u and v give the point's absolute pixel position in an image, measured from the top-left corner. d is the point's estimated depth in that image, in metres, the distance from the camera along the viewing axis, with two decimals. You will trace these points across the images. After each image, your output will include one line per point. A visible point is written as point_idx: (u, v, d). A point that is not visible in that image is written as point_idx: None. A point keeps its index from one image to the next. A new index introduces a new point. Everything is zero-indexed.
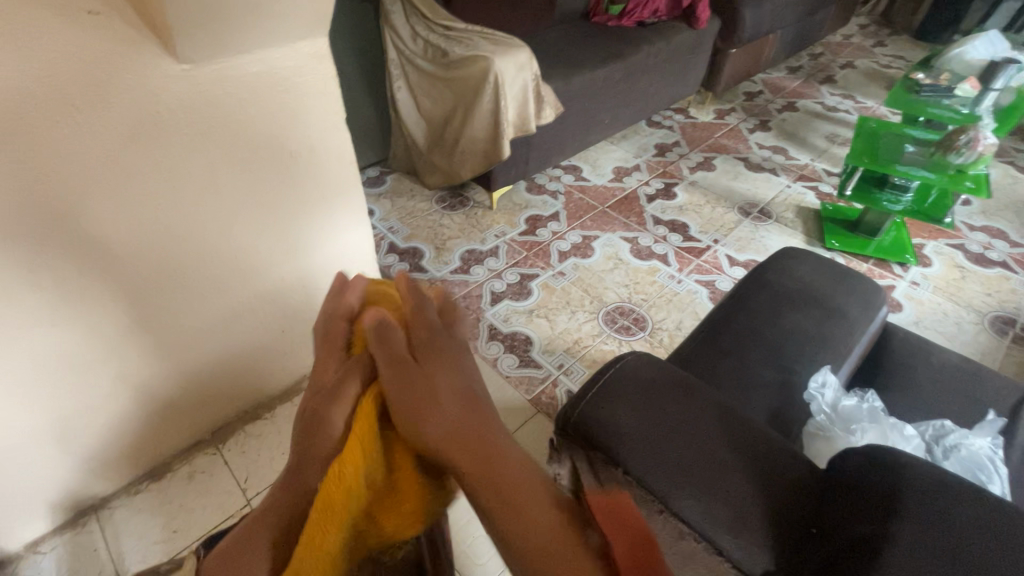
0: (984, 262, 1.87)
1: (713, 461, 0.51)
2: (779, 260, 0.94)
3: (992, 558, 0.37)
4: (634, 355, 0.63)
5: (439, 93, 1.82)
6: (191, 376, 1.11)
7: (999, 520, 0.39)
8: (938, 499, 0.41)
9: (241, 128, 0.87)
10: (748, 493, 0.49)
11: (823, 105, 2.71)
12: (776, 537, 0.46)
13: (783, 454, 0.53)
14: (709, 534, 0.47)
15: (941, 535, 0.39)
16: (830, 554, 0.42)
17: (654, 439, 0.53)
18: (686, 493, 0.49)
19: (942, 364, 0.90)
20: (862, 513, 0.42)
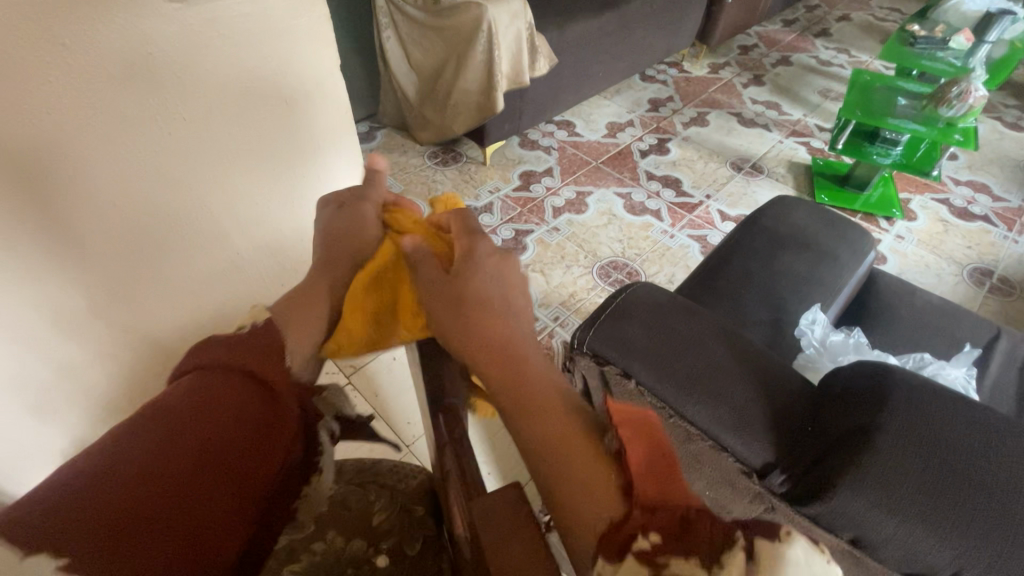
0: (967, 216, 1.92)
1: (719, 373, 0.54)
2: (775, 207, 0.95)
3: (966, 441, 0.41)
4: (641, 283, 0.65)
5: (430, 44, 1.77)
6: (193, 327, 1.12)
7: (975, 415, 0.44)
8: (919, 394, 0.45)
9: (237, 68, 0.85)
10: (747, 396, 0.53)
11: (817, 59, 2.68)
12: (776, 435, 0.50)
13: (779, 366, 0.56)
14: (715, 434, 0.51)
15: (926, 424, 0.42)
16: (824, 445, 0.46)
17: (664, 354, 0.56)
18: (693, 400, 0.53)
19: (923, 305, 0.94)
20: (857, 407, 0.46)
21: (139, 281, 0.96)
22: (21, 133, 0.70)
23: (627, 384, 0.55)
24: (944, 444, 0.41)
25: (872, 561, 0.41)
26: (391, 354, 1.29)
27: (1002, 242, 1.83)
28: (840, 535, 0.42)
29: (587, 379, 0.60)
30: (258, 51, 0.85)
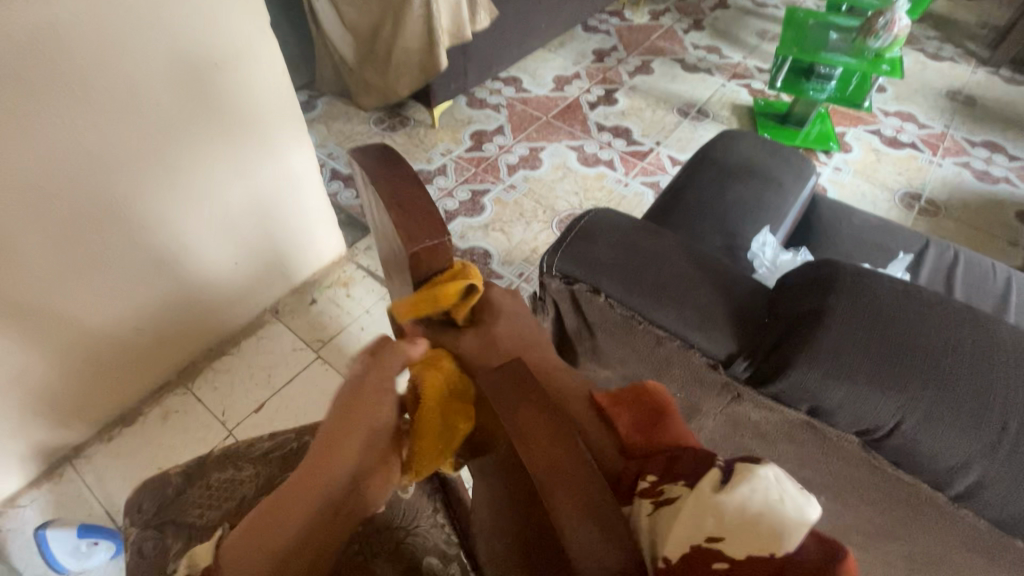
0: (896, 145, 2.03)
1: (683, 279, 0.56)
2: (723, 138, 0.98)
3: (902, 304, 0.43)
4: (600, 209, 0.65)
5: (363, 1, 1.68)
6: (145, 315, 1.07)
7: (914, 288, 0.45)
8: (865, 275, 0.45)
9: (161, 37, 0.81)
10: (711, 298, 0.54)
11: (753, 1, 2.72)
12: (738, 328, 0.52)
13: (738, 273, 0.59)
14: (683, 333, 0.53)
15: (869, 299, 0.43)
16: (779, 330, 0.48)
17: (630, 268, 0.57)
18: (661, 305, 0.54)
19: (861, 223, 1.00)
20: (805, 293, 0.47)
21: (83, 268, 0.92)
22: None
23: (598, 299, 0.57)
24: (891, 317, 0.42)
25: (829, 428, 0.43)
26: (359, 324, 1.33)
27: (928, 166, 1.96)
28: (799, 408, 0.44)
29: (559, 302, 0.62)
30: (180, 18, 0.81)
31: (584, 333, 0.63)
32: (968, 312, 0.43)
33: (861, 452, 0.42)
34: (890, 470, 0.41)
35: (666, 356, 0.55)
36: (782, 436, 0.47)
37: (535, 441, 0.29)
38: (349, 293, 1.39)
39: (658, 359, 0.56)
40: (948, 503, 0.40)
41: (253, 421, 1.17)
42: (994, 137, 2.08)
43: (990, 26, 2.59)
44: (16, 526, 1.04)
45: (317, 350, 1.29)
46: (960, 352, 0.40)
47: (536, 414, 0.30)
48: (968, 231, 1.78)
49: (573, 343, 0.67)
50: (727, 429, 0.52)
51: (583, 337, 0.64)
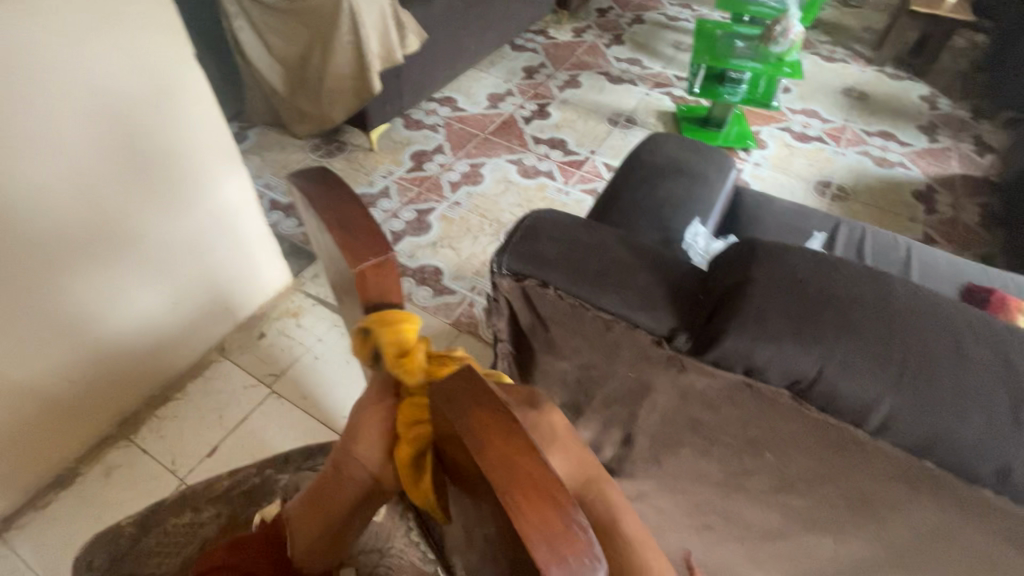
0: (805, 139, 2.22)
1: (623, 266, 0.60)
2: (650, 141, 1.05)
3: (809, 269, 0.48)
4: (541, 211, 0.68)
5: (289, 30, 1.68)
6: (76, 367, 1.00)
7: (821, 255, 0.50)
8: (779, 247, 0.50)
9: (76, 74, 0.78)
10: (650, 282, 0.58)
11: (666, 15, 2.90)
12: (676, 304, 0.56)
13: (673, 257, 0.63)
14: (628, 315, 0.56)
15: (785, 268, 0.48)
16: (711, 303, 0.52)
17: (574, 260, 0.61)
18: (606, 291, 0.58)
19: (780, 210, 1.10)
20: (732, 268, 0.51)
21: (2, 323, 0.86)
22: None
23: (547, 291, 0.60)
24: (801, 280, 0.47)
25: (764, 385, 0.47)
26: (312, 353, 1.30)
27: (834, 156, 2.15)
28: (736, 370, 0.47)
29: (512, 300, 0.65)
30: (96, 53, 0.79)
31: (538, 327, 0.66)
32: (869, 273, 0.48)
33: (792, 404, 0.46)
34: (818, 415, 0.45)
35: (615, 338, 0.58)
36: (725, 400, 0.51)
37: (491, 443, 0.28)
38: (299, 323, 1.35)
39: (609, 342, 0.59)
40: (868, 438, 0.44)
41: (206, 466, 1.11)
42: (886, 126, 2.32)
43: (872, 30, 2.89)
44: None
45: (269, 385, 1.24)
46: (863, 304, 0.45)
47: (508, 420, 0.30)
48: (875, 211, 1.96)
49: (530, 340, 0.70)
50: (678, 403, 0.56)
51: (538, 332, 0.67)
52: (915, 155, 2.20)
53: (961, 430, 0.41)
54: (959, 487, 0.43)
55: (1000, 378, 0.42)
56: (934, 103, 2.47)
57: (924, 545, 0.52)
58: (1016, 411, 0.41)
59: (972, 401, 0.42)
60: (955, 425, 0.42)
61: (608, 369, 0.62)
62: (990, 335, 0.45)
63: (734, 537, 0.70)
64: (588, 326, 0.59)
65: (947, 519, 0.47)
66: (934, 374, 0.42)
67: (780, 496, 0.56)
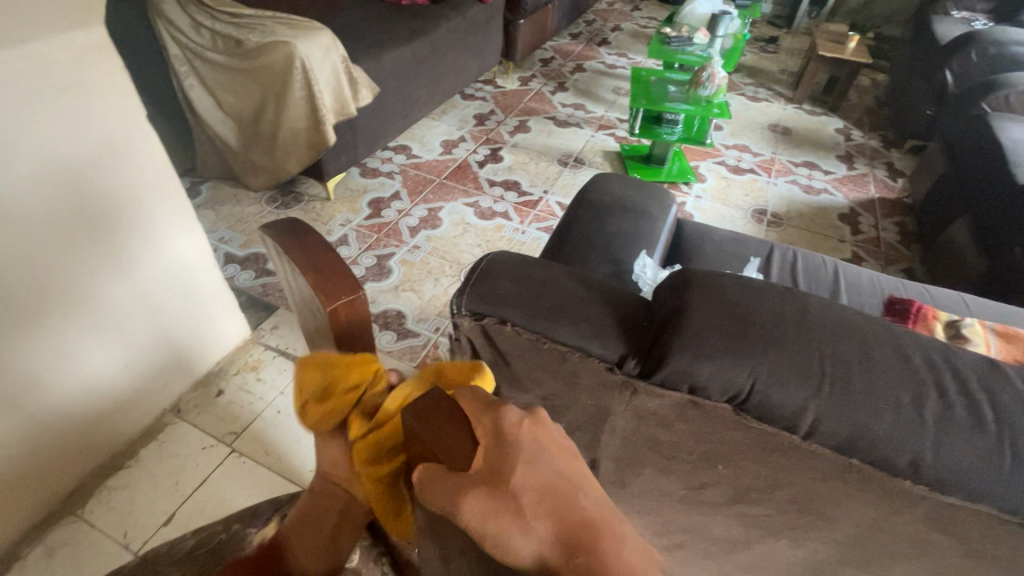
0: (740, 171, 2.40)
1: (576, 299, 0.64)
2: (597, 181, 1.13)
3: (738, 291, 0.54)
4: (497, 252, 0.73)
5: (241, 87, 1.71)
6: (17, 439, 0.95)
7: (751, 278, 0.56)
8: (713, 273, 0.56)
9: (27, 137, 0.78)
10: (602, 312, 0.62)
11: (605, 64, 3.12)
12: (626, 333, 0.60)
13: (623, 290, 0.68)
14: (582, 344, 0.60)
15: (717, 289, 0.53)
16: (655, 328, 0.56)
17: (529, 296, 0.64)
18: (560, 324, 0.61)
19: (720, 237, 1.19)
20: (669, 295, 0.58)
21: None
22: None
23: (504, 326, 0.63)
24: (730, 301, 0.52)
25: (705, 400, 0.50)
26: (274, 407, 1.27)
27: (767, 186, 2.33)
28: (681, 389, 0.51)
29: (473, 339, 0.67)
30: (46, 116, 0.79)
31: (497, 362, 0.69)
32: (795, 292, 0.55)
33: (732, 415, 0.50)
34: (756, 424, 0.50)
35: (572, 367, 0.61)
36: (677, 417, 0.54)
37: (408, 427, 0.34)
38: (259, 376, 1.33)
39: (567, 371, 0.61)
40: (801, 441, 0.48)
41: (162, 536, 1.05)
42: (810, 157, 2.54)
43: (788, 72, 3.20)
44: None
45: (229, 444, 1.20)
46: (789, 316, 0.51)
47: (457, 425, 0.34)
48: (808, 235, 2.12)
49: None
50: (635, 424, 0.58)
51: (501, 368, 0.70)
52: (836, 182, 2.41)
53: (877, 426, 0.46)
54: (885, 479, 0.47)
55: (906, 380, 0.48)
56: (848, 135, 2.73)
57: (869, 539, 0.56)
58: (920, 409, 0.47)
59: (885, 401, 0.47)
60: (873, 424, 0.46)
61: (570, 398, 0.65)
62: (900, 345, 0.51)
63: (703, 552, 0.73)
64: (546, 358, 0.62)
65: (882, 512, 0.51)
66: (849, 376, 0.48)
67: (737, 506, 0.60)
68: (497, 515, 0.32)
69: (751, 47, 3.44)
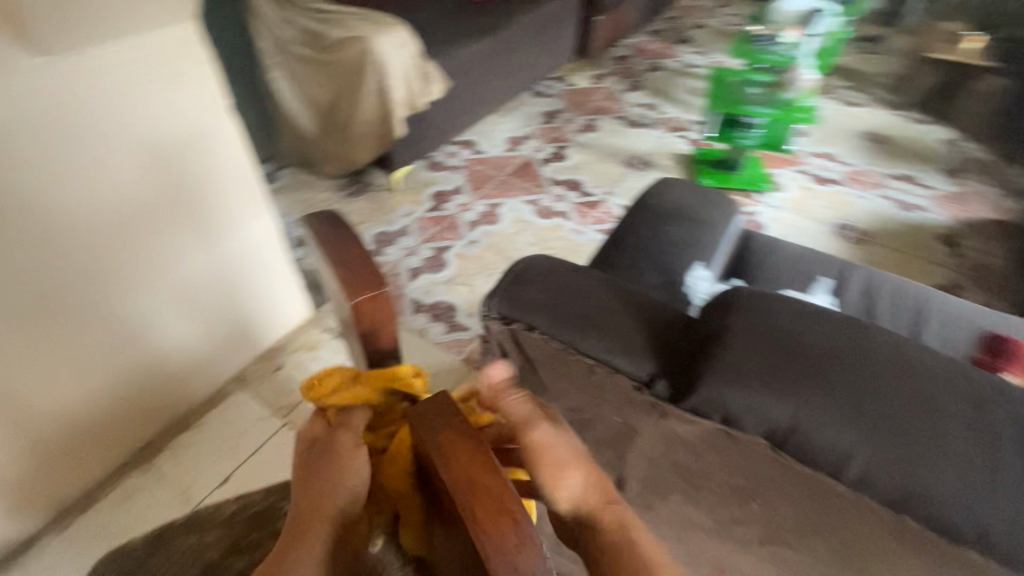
0: (824, 182, 2.22)
1: (607, 311, 0.65)
2: (657, 186, 1.08)
3: (786, 317, 0.52)
4: (535, 256, 0.74)
5: (321, 79, 1.80)
6: (102, 392, 1.06)
7: (803, 302, 0.55)
8: (762, 296, 0.55)
9: (125, 120, 0.87)
10: (631, 326, 0.63)
11: (683, 63, 3.00)
12: (655, 352, 0.61)
13: (661, 302, 0.68)
14: (608, 359, 0.61)
15: (763, 314, 0.53)
16: (694, 347, 0.57)
17: (560, 304, 0.66)
18: (589, 337, 0.63)
19: (789, 253, 1.11)
20: (711, 312, 0.57)
21: (31, 350, 0.91)
22: None
23: (533, 334, 0.64)
24: (780, 328, 0.51)
25: (743, 435, 0.49)
26: None
27: (854, 199, 2.14)
28: (714, 418, 0.50)
29: (503, 342, 0.69)
30: (141, 102, 0.88)
31: (526, 367, 0.68)
32: (849, 322, 0.52)
33: (771, 454, 0.48)
34: (798, 466, 0.47)
35: (600, 381, 0.60)
36: (707, 450, 0.50)
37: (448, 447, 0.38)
38: (315, 356, 1.39)
39: (593, 385, 0.62)
40: (849, 491, 0.45)
41: (218, 494, 1.14)
42: (908, 170, 2.31)
43: (890, 75, 2.92)
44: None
45: (283, 416, 1.27)
46: (841, 351, 0.49)
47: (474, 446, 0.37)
48: (897, 255, 1.93)
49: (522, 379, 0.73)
50: (662, 451, 0.53)
51: (529, 375, 0.68)
52: (937, 198, 2.17)
53: (937, 484, 0.43)
54: (942, 544, 0.43)
55: (977, 435, 0.45)
56: (956, 147, 2.45)
57: None
58: (990, 469, 0.44)
59: (948, 452, 0.44)
60: (933, 478, 0.43)
61: (595, 413, 0.61)
62: (972, 389, 0.48)
63: None
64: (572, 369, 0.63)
65: None
66: (908, 425, 0.45)
67: None
68: (498, 521, 0.34)
69: (850, 47, 3.17)
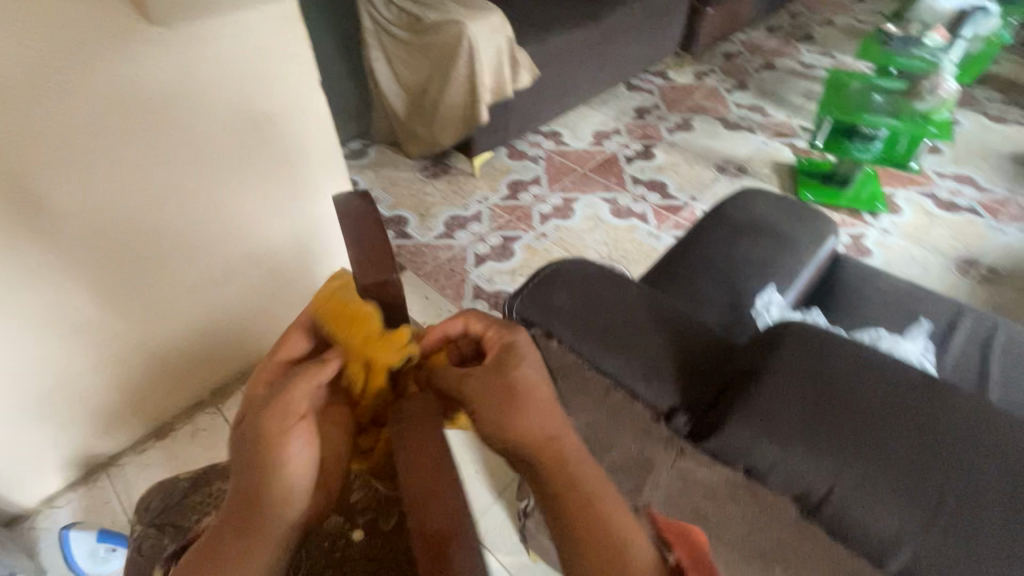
0: (952, 209, 1.93)
1: (637, 330, 0.62)
2: (739, 197, 0.99)
3: (840, 371, 0.49)
4: (570, 260, 0.72)
5: (415, 61, 1.85)
6: (185, 336, 1.16)
7: (867, 357, 0.51)
8: (817, 344, 0.52)
9: (223, 91, 0.94)
10: (660, 353, 0.59)
11: (800, 63, 2.73)
12: (681, 383, 0.57)
13: (701, 326, 0.64)
14: (625, 382, 0.57)
15: (813, 364, 0.50)
16: (728, 383, 0.54)
17: (585, 315, 0.63)
18: (609, 354, 0.60)
19: (887, 286, 0.97)
20: (755, 352, 0.54)
21: (128, 290, 1.02)
22: (35, 155, 0.81)
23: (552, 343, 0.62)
24: (833, 381, 0.48)
25: (767, 490, 0.45)
26: None
27: (988, 232, 1.85)
28: (738, 468, 0.47)
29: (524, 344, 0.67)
30: (239, 75, 0.94)
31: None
32: (916, 387, 0.48)
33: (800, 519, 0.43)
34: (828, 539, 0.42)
35: (616, 406, 0.54)
36: (726, 499, 0.46)
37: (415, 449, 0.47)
38: None
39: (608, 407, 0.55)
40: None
41: None
42: None
43: None
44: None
45: None
46: (898, 418, 0.45)
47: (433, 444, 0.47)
48: None
49: None
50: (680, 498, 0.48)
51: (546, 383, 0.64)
52: None
53: None
54: None
55: None
56: None
57: None
58: None
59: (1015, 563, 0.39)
60: None
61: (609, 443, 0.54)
62: None
63: None
64: None
65: None
66: (971, 521, 0.40)
67: None
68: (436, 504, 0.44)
69: (1011, 55, 2.72)
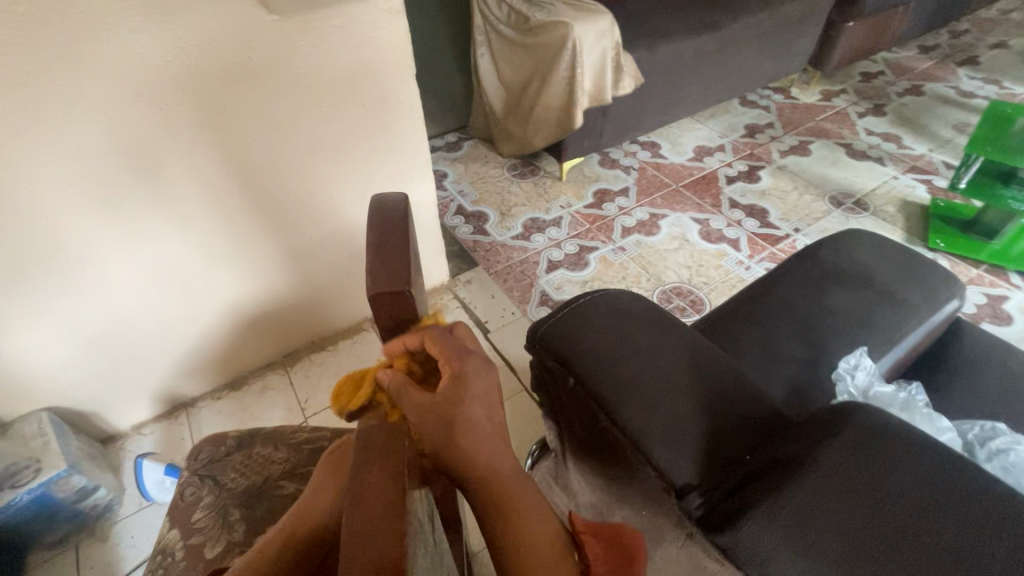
0: None
1: (669, 383, 0.57)
2: (841, 239, 0.87)
3: (897, 483, 0.42)
4: (617, 291, 0.69)
5: (518, 60, 1.85)
6: (266, 301, 1.26)
7: (938, 468, 0.43)
8: (877, 441, 0.45)
9: (325, 78, 0.99)
10: (687, 411, 0.54)
11: (956, 90, 2.37)
12: (705, 453, 0.51)
13: (753, 386, 0.58)
14: (642, 440, 0.53)
15: (864, 467, 0.43)
16: (758, 468, 0.48)
17: (613, 357, 0.60)
18: (630, 406, 0.56)
19: (1017, 370, 0.81)
20: (800, 439, 0.47)
21: (223, 253, 1.11)
22: (158, 123, 0.89)
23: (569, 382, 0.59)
24: (884, 491, 0.42)
25: None
26: None
27: None
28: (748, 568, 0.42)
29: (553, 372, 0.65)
30: (341, 64, 0.98)
31: (573, 415, 0.65)
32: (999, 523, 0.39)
33: None
34: None
35: None
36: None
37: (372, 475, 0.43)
38: None
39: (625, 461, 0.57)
40: None
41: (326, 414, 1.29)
42: None
43: None
44: (81, 488, 1.06)
45: None
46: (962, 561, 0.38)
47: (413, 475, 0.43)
48: None
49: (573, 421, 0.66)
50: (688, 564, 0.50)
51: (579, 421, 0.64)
52: None
53: None
54: None
55: None
56: None
57: None
58: None
59: None
60: None
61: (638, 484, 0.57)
62: None
63: None
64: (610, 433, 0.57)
65: None
66: None
67: None
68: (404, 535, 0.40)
69: None
